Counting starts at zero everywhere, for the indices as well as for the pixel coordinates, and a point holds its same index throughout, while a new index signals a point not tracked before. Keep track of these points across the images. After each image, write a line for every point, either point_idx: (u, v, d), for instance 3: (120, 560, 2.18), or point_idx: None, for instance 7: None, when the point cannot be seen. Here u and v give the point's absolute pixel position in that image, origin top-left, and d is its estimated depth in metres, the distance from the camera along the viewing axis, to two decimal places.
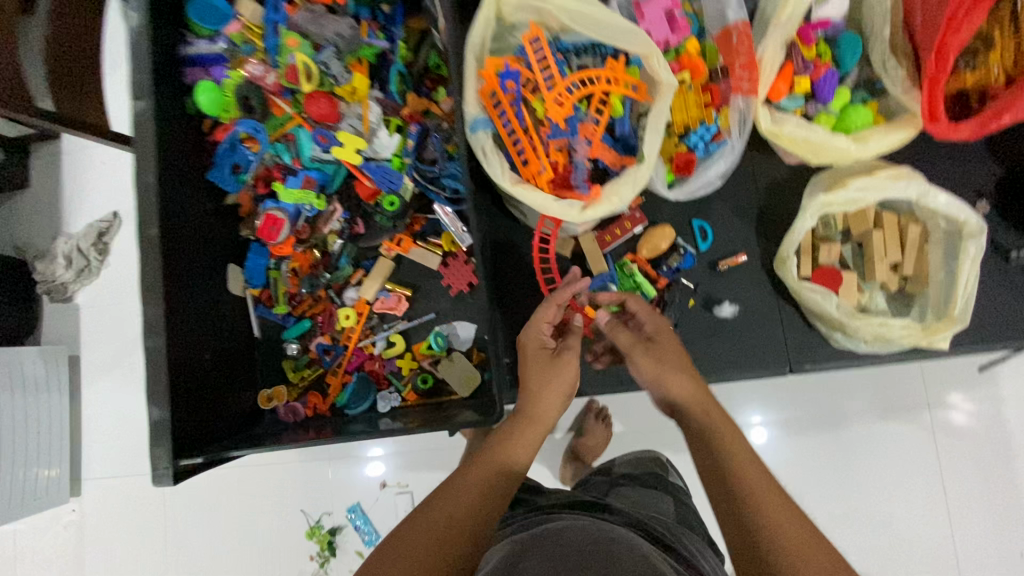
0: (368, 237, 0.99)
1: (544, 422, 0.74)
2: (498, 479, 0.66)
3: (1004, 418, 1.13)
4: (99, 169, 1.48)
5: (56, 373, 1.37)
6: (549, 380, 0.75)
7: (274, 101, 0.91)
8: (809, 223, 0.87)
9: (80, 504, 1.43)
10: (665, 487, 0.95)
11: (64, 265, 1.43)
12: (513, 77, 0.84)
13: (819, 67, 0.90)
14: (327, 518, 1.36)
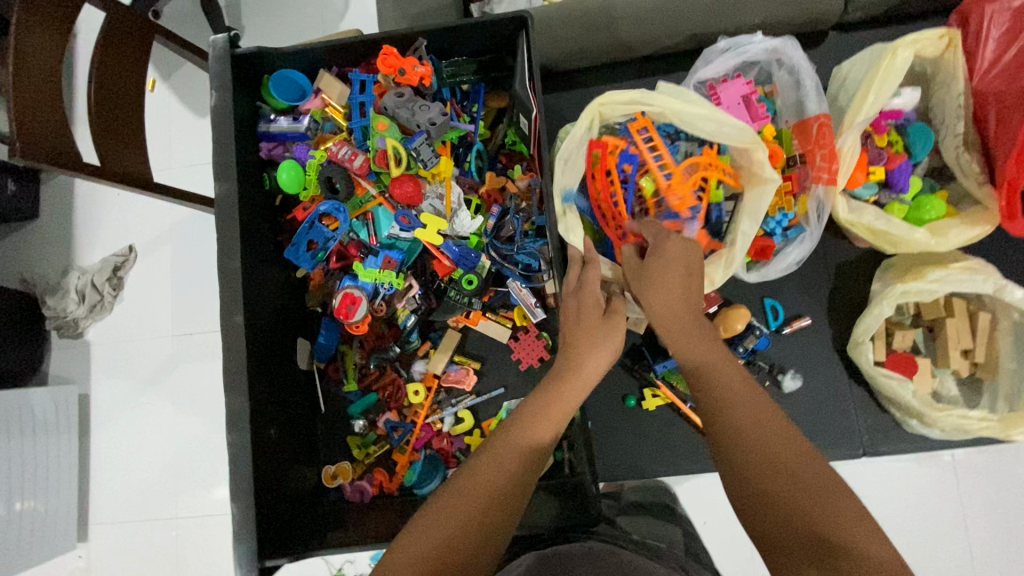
0: (441, 311, 0.97)
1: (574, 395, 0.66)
2: (516, 462, 0.58)
3: None
4: (115, 204, 1.43)
5: (66, 412, 1.33)
6: (583, 360, 0.68)
7: (357, 182, 0.90)
8: (886, 311, 0.89)
9: (86, 550, 1.36)
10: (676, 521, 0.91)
11: (76, 300, 1.37)
12: (622, 165, 0.83)
13: (893, 156, 0.92)
14: (350, 565, 1.27)
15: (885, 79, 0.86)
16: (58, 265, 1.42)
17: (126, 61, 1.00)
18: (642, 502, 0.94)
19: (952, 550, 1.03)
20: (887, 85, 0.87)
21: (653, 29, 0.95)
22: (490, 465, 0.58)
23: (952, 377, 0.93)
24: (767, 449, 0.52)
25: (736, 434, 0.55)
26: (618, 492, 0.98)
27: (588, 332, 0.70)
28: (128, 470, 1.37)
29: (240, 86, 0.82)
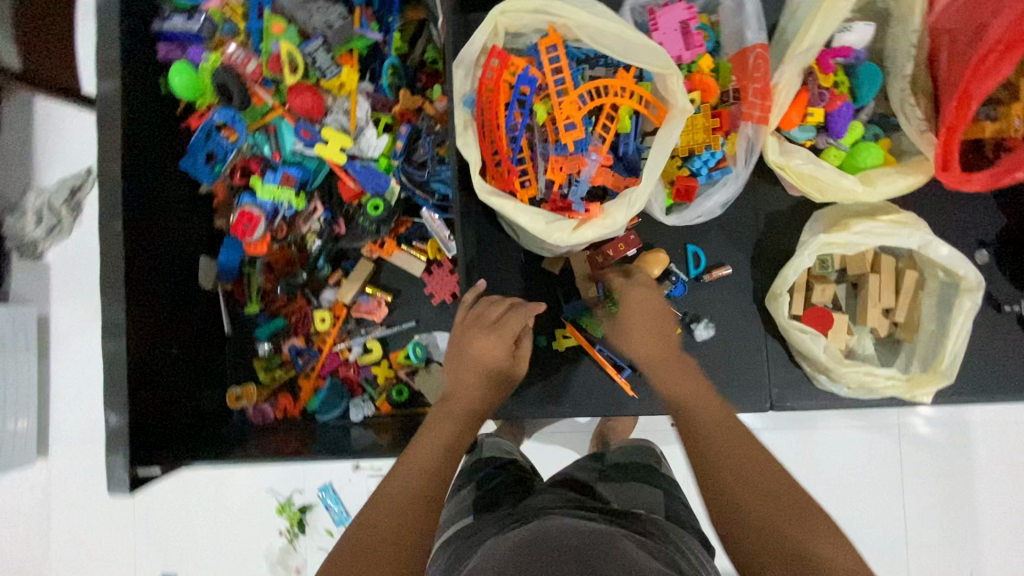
0: (349, 239, 0.93)
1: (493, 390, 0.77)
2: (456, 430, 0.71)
3: None
4: (71, 123, 1.37)
5: (24, 329, 1.32)
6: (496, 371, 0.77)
7: (253, 92, 0.86)
8: (807, 262, 0.84)
9: (47, 464, 1.38)
10: (661, 481, 0.83)
11: (34, 222, 1.33)
12: (527, 82, 0.76)
13: (835, 97, 0.85)
14: (298, 496, 1.33)
15: (829, 9, 0.78)
16: (15, 185, 1.37)
17: None
18: (618, 467, 0.86)
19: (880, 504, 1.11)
20: (834, 15, 0.78)
21: None
22: (432, 438, 0.70)
23: (871, 337, 0.90)
24: (760, 488, 0.59)
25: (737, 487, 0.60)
26: (599, 458, 0.92)
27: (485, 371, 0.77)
28: (88, 396, 1.38)
29: None
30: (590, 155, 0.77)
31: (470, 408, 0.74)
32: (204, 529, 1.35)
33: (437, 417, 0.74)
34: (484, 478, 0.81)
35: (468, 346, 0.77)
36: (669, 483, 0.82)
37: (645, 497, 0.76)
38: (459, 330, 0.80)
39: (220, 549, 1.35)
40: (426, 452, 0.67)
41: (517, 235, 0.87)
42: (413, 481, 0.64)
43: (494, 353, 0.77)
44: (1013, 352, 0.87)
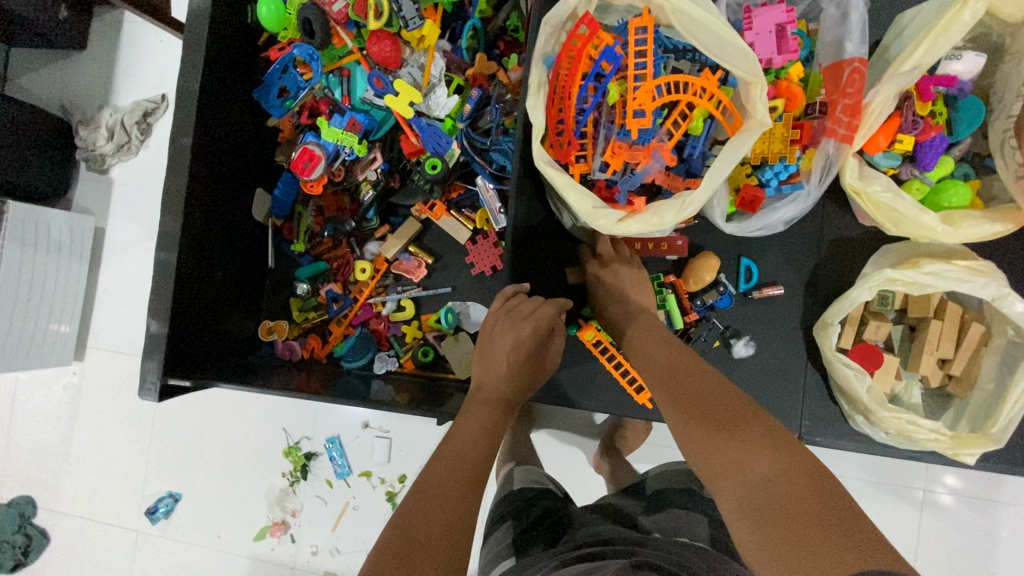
0: (402, 194, 0.95)
1: (522, 380, 0.75)
2: (490, 420, 0.70)
3: (1006, 517, 1.13)
4: (156, 47, 1.41)
5: (80, 238, 1.37)
6: (524, 363, 0.75)
7: (335, 31, 0.85)
8: (866, 295, 0.80)
9: (80, 368, 1.45)
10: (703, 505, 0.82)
11: (106, 137, 1.38)
12: (610, 59, 0.74)
13: (929, 127, 0.80)
14: (306, 442, 1.36)
15: (942, 30, 0.73)
16: (94, 98, 1.42)
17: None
18: (661, 493, 0.86)
19: None
20: (943, 41, 0.74)
21: None
22: (468, 424, 0.69)
23: (920, 387, 0.85)
24: (748, 466, 0.58)
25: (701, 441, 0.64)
26: (641, 486, 0.92)
27: (520, 366, 0.75)
28: (129, 309, 1.44)
29: None
30: (654, 150, 0.75)
31: (500, 401, 0.73)
32: (216, 455, 1.41)
33: (471, 404, 0.73)
34: (520, 510, 0.84)
35: (506, 337, 0.74)
36: (710, 505, 0.81)
37: (686, 523, 0.76)
38: (491, 321, 0.77)
39: (226, 478, 1.40)
40: (463, 439, 0.67)
41: (562, 215, 0.87)
42: (455, 466, 0.63)
43: (532, 348, 0.75)
44: None
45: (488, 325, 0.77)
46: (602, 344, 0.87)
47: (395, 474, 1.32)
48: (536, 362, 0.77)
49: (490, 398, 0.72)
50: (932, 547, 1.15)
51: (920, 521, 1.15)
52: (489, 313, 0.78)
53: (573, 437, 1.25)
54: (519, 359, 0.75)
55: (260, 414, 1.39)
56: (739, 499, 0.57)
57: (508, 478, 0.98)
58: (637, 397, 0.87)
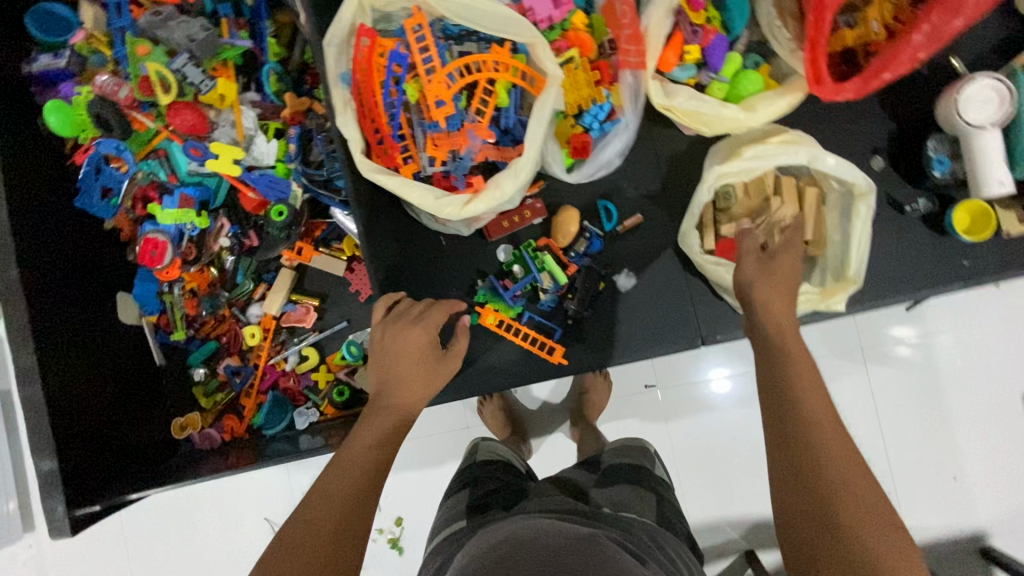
0: (264, 250, 0.91)
1: (424, 383, 0.75)
2: (395, 424, 0.71)
3: (941, 351, 1.25)
4: None
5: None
6: (424, 369, 0.76)
7: (132, 118, 0.84)
8: (707, 197, 0.86)
9: (35, 539, 1.31)
10: (649, 481, 0.85)
11: None
12: (398, 60, 0.78)
13: (708, 32, 0.87)
14: None
15: None
16: None
17: None
18: (612, 467, 0.88)
19: (862, 425, 1.25)
20: None
21: None
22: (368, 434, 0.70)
23: None
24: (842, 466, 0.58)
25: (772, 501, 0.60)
26: (595, 462, 0.94)
27: (420, 371, 0.75)
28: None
29: None
30: (468, 132, 0.79)
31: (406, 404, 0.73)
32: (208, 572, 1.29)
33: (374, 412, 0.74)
34: (478, 481, 0.86)
35: (396, 343, 0.76)
36: (656, 483, 0.85)
37: (636, 496, 0.78)
38: (381, 330, 0.78)
39: None
40: (366, 448, 0.68)
41: (417, 214, 0.90)
42: (345, 480, 0.64)
43: (425, 352, 0.76)
44: (924, 249, 0.90)
45: (380, 333, 0.77)
46: (505, 322, 0.92)
47: (391, 518, 1.26)
48: (437, 364, 0.77)
49: (392, 405, 0.73)
50: (882, 395, 1.25)
51: (866, 374, 1.25)
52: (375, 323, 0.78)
53: (541, 419, 1.28)
54: (415, 362, 0.75)
55: (247, 521, 1.28)
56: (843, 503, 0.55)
57: (473, 451, 0.99)
58: (553, 357, 0.91)
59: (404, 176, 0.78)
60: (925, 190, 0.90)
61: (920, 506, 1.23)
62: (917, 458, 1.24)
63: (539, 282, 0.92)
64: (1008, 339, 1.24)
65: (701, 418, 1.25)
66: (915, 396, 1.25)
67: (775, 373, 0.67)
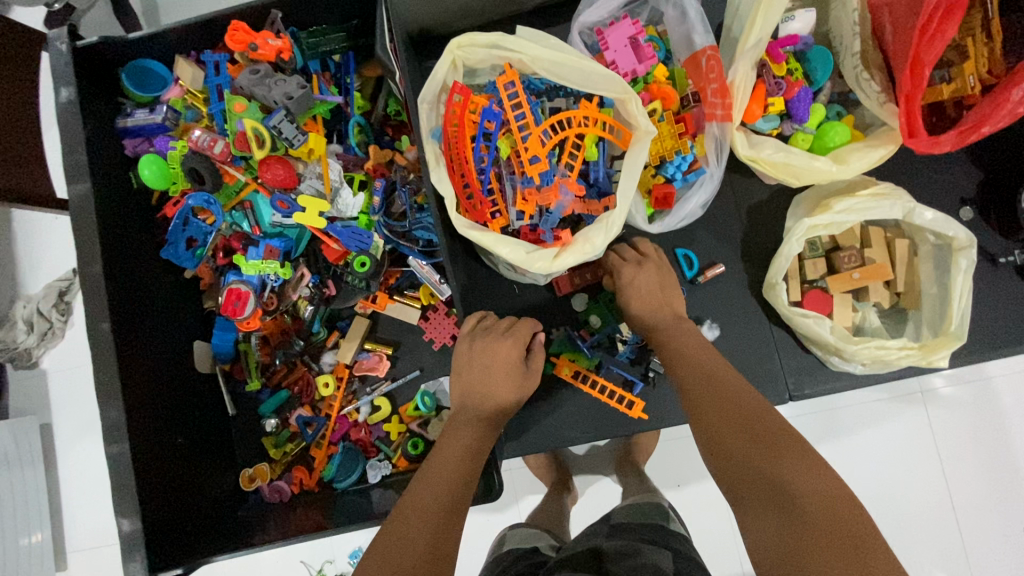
0: (341, 299, 0.91)
1: (506, 394, 0.74)
2: (479, 428, 0.71)
3: (999, 400, 1.18)
4: (53, 225, 1.30)
5: (29, 446, 1.19)
6: (509, 379, 0.75)
7: (224, 171, 0.85)
8: (796, 247, 0.84)
9: None
10: (667, 538, 0.78)
11: (25, 330, 1.22)
12: (491, 117, 0.78)
13: (792, 84, 0.86)
14: (330, 566, 1.17)
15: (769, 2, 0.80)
16: None
17: (12, 77, 0.90)
18: (625, 526, 0.82)
19: (930, 479, 1.18)
20: (774, 8, 0.80)
21: None
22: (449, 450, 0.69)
23: (876, 311, 0.89)
24: (739, 410, 0.65)
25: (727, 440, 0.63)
26: (605, 520, 0.88)
27: (511, 386, 0.75)
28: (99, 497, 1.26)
29: (87, 79, 0.76)
30: (560, 187, 0.78)
31: (491, 415, 0.73)
32: None
33: (454, 422, 0.73)
34: (499, 575, 0.81)
35: (483, 356, 0.75)
36: (673, 538, 0.77)
37: (648, 555, 0.71)
38: (467, 342, 0.77)
39: None
40: (449, 461, 0.67)
41: (496, 264, 0.89)
42: (435, 500, 0.62)
43: (515, 366, 0.76)
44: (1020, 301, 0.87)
45: (465, 344, 0.77)
46: (582, 374, 0.90)
47: None
48: (522, 379, 0.76)
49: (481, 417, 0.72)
50: (946, 445, 1.18)
51: (925, 414, 1.19)
52: (461, 334, 0.79)
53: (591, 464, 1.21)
54: (507, 378, 0.75)
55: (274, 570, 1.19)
56: (737, 430, 0.64)
57: (501, 541, 0.96)
58: (632, 412, 0.90)
59: (492, 230, 0.78)
60: (1018, 241, 0.88)
61: (998, 565, 1.16)
62: (993, 512, 1.17)
63: (620, 333, 0.91)
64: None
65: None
66: (988, 446, 1.18)
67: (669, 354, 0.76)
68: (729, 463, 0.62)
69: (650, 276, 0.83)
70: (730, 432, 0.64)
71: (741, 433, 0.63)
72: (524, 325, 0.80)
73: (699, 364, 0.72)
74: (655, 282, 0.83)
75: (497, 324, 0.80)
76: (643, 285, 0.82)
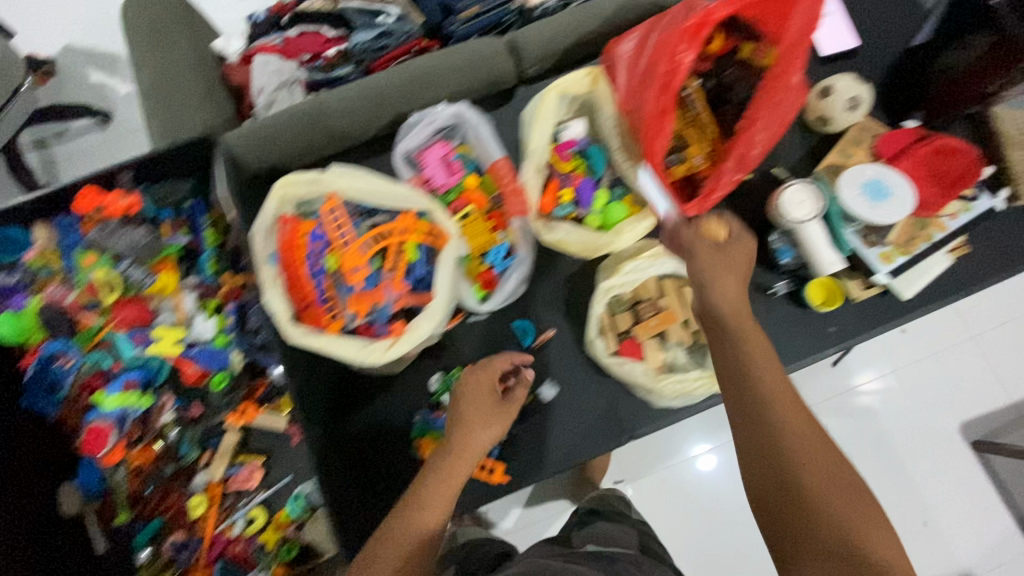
0: (207, 417, 0.98)
1: (488, 426, 0.84)
2: (464, 466, 0.81)
3: (902, 401, 1.39)
4: None
5: None
6: (486, 419, 0.84)
7: (79, 317, 0.93)
8: (601, 307, 0.99)
9: None
10: (630, 520, 1.05)
11: None
12: (317, 239, 0.92)
13: (576, 178, 1.06)
14: None
15: (540, 119, 1.03)
16: None
17: None
18: (596, 512, 1.08)
19: None
20: (546, 120, 1.03)
21: (359, 115, 1.07)
22: (436, 480, 0.80)
23: (684, 349, 1.03)
24: (830, 467, 0.66)
25: (805, 479, 0.65)
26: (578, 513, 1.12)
27: (481, 414, 0.85)
28: None
29: None
30: (384, 288, 0.91)
31: (478, 450, 0.83)
32: None
33: (444, 455, 0.82)
34: (462, 556, 1.02)
35: (467, 389, 0.87)
36: (636, 521, 1.04)
37: (616, 532, 0.97)
38: (470, 376, 0.88)
39: None
40: (431, 504, 0.78)
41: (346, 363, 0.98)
42: (413, 534, 0.75)
43: (484, 396, 0.86)
44: (796, 322, 1.05)
45: (470, 372, 0.89)
46: None
47: None
48: (500, 410, 0.87)
49: (475, 449, 0.82)
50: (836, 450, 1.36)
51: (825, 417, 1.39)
52: (470, 369, 0.90)
53: (526, 532, 1.33)
54: (478, 407, 0.85)
55: None
56: (837, 496, 0.64)
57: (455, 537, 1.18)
58: (493, 477, 0.97)
59: (328, 332, 0.88)
60: (781, 274, 1.06)
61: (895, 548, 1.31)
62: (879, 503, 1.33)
63: None
64: (919, 380, 1.40)
65: (694, 496, 1.34)
66: (865, 443, 1.37)
67: (739, 374, 0.73)
68: (816, 520, 0.63)
69: (728, 287, 0.78)
70: (816, 484, 0.65)
71: (839, 492, 0.64)
72: (502, 360, 0.90)
73: (775, 396, 0.70)
74: (731, 276, 0.79)
75: (494, 360, 0.90)
76: (734, 259, 0.81)
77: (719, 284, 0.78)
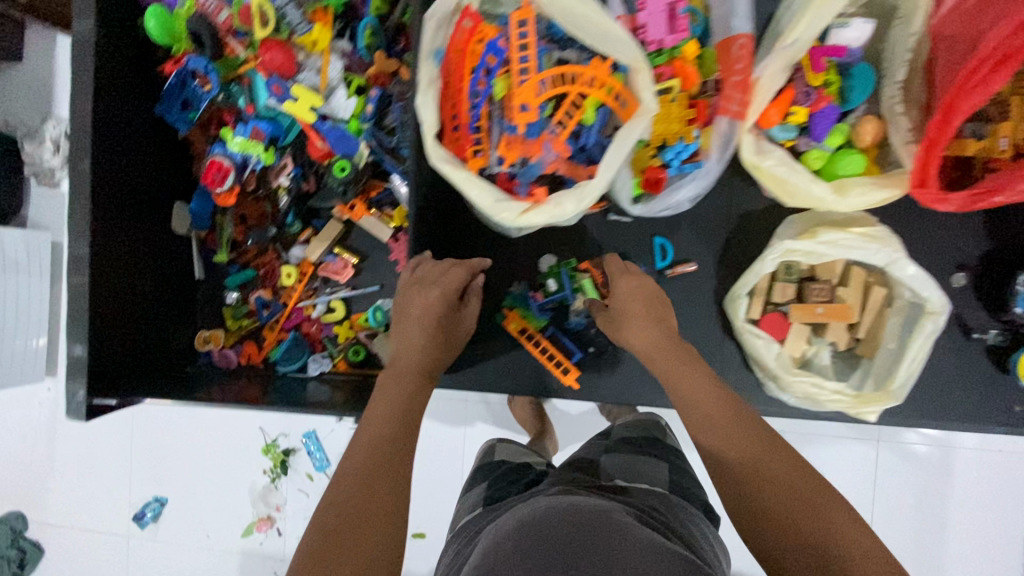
0: (319, 197, 0.95)
1: (425, 347, 0.76)
2: (412, 381, 0.73)
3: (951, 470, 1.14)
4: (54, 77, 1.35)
5: (38, 258, 1.31)
6: (428, 328, 0.77)
7: (226, 42, 0.87)
8: (768, 267, 0.82)
9: (53, 384, 1.40)
10: (669, 453, 0.86)
11: (51, 151, 1.30)
12: (494, 52, 0.77)
13: (822, 97, 0.81)
14: (283, 439, 1.31)
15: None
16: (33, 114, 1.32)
17: None
18: (632, 439, 0.87)
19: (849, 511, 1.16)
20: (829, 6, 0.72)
21: None
22: (383, 402, 0.71)
23: (830, 350, 0.88)
24: (789, 480, 0.62)
25: (767, 493, 0.61)
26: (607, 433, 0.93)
27: (420, 330, 0.76)
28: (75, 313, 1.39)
29: None
30: (544, 142, 0.77)
31: (416, 367, 0.74)
32: (194, 463, 1.36)
33: (390, 375, 0.74)
34: (493, 475, 0.86)
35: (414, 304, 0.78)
36: (673, 454, 0.86)
37: (650, 469, 0.80)
38: (407, 293, 0.79)
39: (199, 479, 1.36)
40: (377, 419, 0.69)
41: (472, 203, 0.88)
42: (372, 449, 0.65)
43: (427, 311, 0.77)
44: (978, 381, 0.85)
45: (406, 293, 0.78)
46: (528, 331, 0.91)
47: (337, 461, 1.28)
48: (443, 323, 0.78)
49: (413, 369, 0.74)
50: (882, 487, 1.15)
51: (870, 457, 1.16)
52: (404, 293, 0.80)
53: (577, 430, 1.24)
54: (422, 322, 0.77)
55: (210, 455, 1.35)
56: (797, 499, 0.60)
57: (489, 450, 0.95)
58: (563, 377, 0.90)
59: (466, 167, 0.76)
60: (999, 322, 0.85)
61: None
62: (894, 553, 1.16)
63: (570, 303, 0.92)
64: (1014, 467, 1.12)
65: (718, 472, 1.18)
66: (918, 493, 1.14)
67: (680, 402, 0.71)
68: (782, 528, 0.59)
69: (642, 330, 0.77)
70: (774, 494, 0.61)
71: (799, 497, 0.60)
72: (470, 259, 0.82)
73: (711, 412, 0.69)
74: (645, 317, 0.77)
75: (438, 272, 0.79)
76: (630, 301, 0.78)
77: (631, 325, 0.77)
